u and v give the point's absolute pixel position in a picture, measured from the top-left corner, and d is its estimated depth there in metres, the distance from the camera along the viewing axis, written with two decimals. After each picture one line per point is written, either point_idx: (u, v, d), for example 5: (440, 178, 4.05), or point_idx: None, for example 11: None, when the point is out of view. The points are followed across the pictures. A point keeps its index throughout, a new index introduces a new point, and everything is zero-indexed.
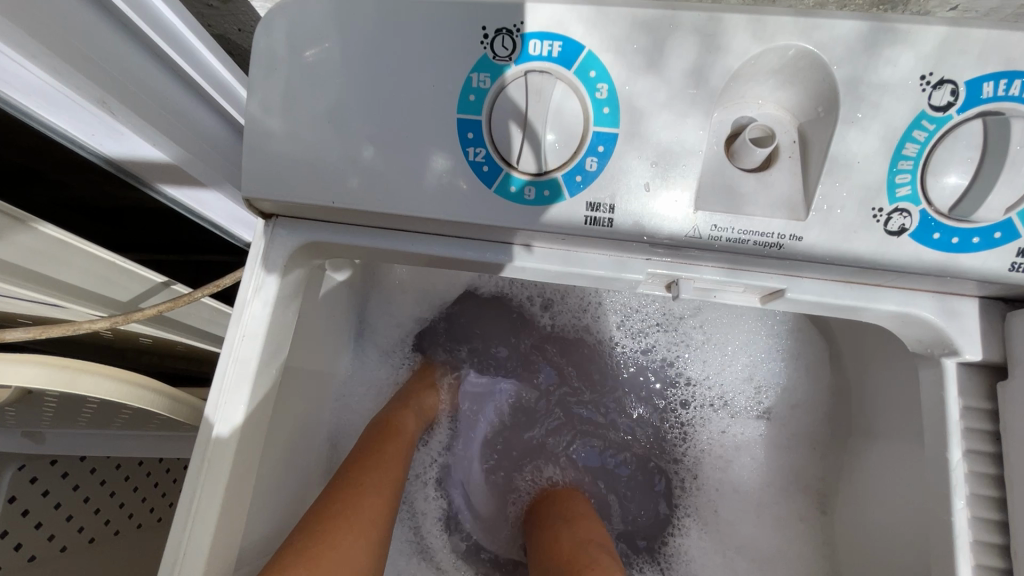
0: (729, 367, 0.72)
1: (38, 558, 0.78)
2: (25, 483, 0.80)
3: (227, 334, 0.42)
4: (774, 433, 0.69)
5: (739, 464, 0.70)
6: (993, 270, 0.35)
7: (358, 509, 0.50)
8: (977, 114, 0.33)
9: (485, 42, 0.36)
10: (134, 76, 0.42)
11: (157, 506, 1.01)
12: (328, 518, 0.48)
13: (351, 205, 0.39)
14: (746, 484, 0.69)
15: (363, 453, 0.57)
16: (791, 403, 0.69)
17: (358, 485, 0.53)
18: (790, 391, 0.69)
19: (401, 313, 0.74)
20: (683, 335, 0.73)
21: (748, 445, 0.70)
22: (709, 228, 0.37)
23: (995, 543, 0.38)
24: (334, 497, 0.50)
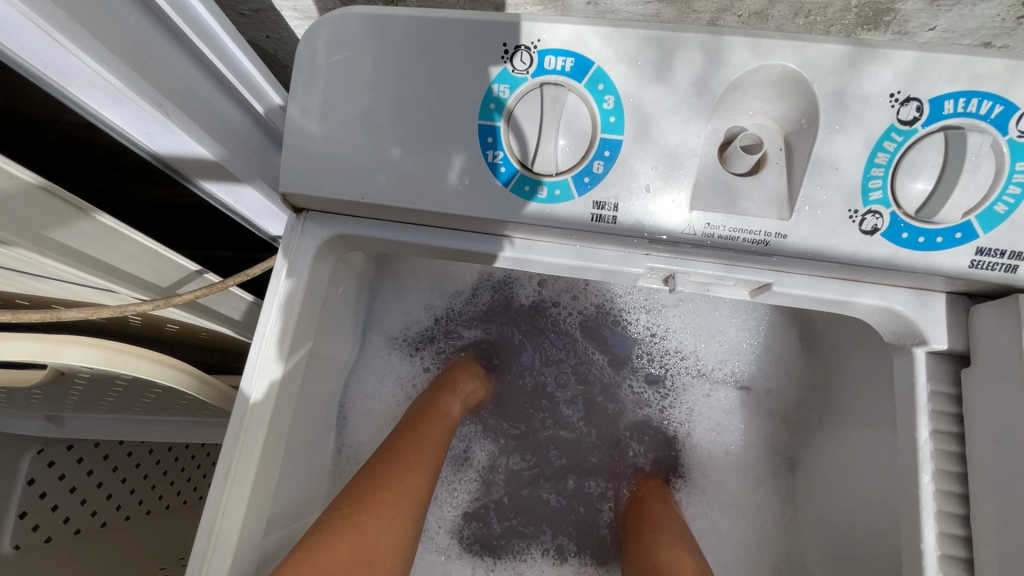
0: (711, 345, 0.76)
1: (54, 540, 0.82)
2: (43, 467, 0.84)
3: (262, 316, 0.46)
4: (750, 405, 0.74)
5: (721, 432, 0.74)
6: (954, 266, 0.40)
7: (400, 479, 0.55)
8: (940, 128, 0.37)
9: (505, 56, 0.40)
10: (179, 79, 0.46)
11: (165, 494, 1.02)
12: (371, 491, 0.52)
13: (380, 200, 0.43)
14: (731, 449, 0.73)
15: (405, 431, 0.61)
16: (764, 385, 0.74)
17: (400, 458, 0.57)
18: (762, 375, 0.74)
19: (411, 300, 0.77)
20: (668, 317, 0.77)
21: (726, 412, 0.75)
22: (703, 226, 0.41)
23: (958, 513, 0.42)
24: (378, 469, 0.55)
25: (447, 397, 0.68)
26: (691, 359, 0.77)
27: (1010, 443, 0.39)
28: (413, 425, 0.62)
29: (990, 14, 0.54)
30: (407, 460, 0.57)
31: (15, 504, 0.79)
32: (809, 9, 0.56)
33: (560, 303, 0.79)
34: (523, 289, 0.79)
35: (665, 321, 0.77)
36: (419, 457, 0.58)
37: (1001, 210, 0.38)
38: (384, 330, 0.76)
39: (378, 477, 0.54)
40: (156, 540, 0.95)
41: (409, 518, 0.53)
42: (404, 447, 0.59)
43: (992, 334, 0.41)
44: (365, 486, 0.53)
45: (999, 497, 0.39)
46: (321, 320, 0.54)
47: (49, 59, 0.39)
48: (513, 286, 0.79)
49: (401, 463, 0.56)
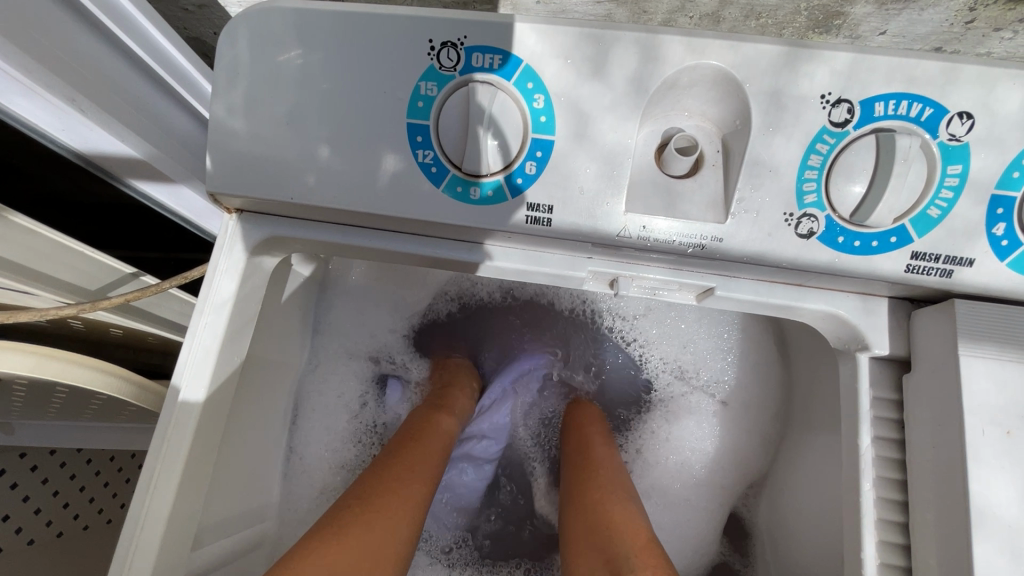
0: (684, 353, 0.75)
1: (4, 550, 0.78)
2: None
3: (192, 321, 0.45)
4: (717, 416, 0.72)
5: (686, 436, 0.73)
6: (892, 270, 0.39)
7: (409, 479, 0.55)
8: (871, 130, 0.37)
9: (432, 53, 0.39)
10: (104, 74, 0.44)
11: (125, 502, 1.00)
12: (375, 489, 0.52)
13: (309, 201, 0.41)
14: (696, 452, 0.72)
15: (406, 441, 0.61)
16: (744, 399, 0.71)
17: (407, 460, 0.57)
18: (740, 388, 0.71)
19: (373, 322, 0.75)
20: (642, 329, 0.77)
21: (694, 415, 0.74)
22: (638, 229, 0.40)
23: (897, 521, 0.41)
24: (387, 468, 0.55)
25: (443, 415, 0.68)
26: (662, 365, 0.76)
27: (945, 450, 0.38)
28: (411, 431, 0.63)
29: (939, 19, 0.54)
30: (414, 464, 0.57)
31: None
32: (760, 12, 0.56)
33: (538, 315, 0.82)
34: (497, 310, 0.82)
35: (640, 332, 0.77)
36: (423, 463, 0.58)
37: (934, 214, 0.38)
38: (344, 342, 0.73)
39: (385, 478, 0.54)
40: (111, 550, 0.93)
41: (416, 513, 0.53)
42: (407, 456, 0.58)
43: (931, 340, 0.41)
44: (368, 490, 0.52)
45: (938, 505, 0.38)
46: (260, 326, 0.53)
47: None
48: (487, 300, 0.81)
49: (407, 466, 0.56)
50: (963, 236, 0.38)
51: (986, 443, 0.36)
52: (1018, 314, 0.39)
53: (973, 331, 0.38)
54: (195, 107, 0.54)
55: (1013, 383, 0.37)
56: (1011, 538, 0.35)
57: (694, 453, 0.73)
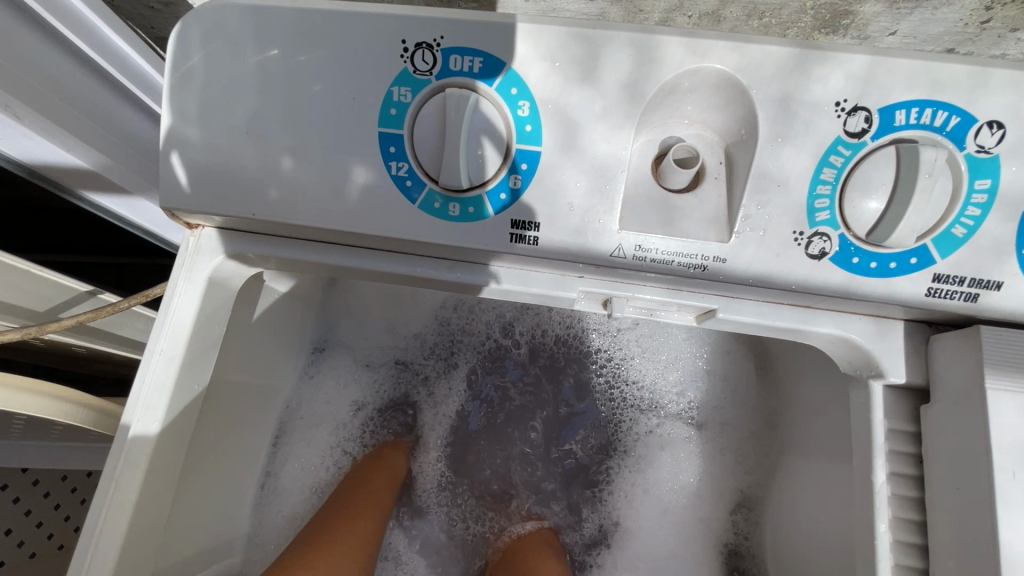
0: (663, 375, 0.70)
1: None
2: None
3: (145, 353, 0.41)
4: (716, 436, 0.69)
5: (665, 464, 0.68)
6: (911, 294, 0.35)
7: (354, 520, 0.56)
8: (891, 141, 0.33)
9: (405, 55, 0.35)
10: (44, 76, 0.40)
11: None
12: (325, 534, 0.53)
13: (271, 217, 0.38)
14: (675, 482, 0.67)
15: (355, 481, 0.62)
16: (719, 420, 0.68)
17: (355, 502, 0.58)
18: (717, 408, 0.69)
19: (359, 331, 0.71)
20: (622, 347, 0.71)
21: (669, 443, 0.69)
22: (633, 248, 0.37)
23: (915, 567, 0.38)
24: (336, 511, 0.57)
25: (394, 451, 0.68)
26: (640, 386, 0.71)
27: (970, 493, 0.34)
28: (358, 487, 0.60)
29: (954, 18, 0.51)
30: (361, 504, 0.58)
31: None
32: (763, 10, 0.52)
33: (507, 328, 0.74)
34: (488, 322, 0.73)
35: (620, 351, 0.71)
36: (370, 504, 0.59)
37: (959, 233, 0.34)
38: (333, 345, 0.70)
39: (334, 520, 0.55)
40: None
41: (359, 567, 0.52)
42: (358, 497, 0.59)
43: (953, 370, 0.37)
44: (317, 538, 0.52)
45: (961, 554, 0.34)
46: (226, 348, 0.49)
47: None
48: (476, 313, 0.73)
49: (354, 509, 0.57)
50: (991, 258, 0.34)
51: (1017, 487, 0.33)
52: None
53: (1000, 361, 0.35)
54: (148, 104, 0.50)
55: None
56: None
57: (670, 491, 0.67)
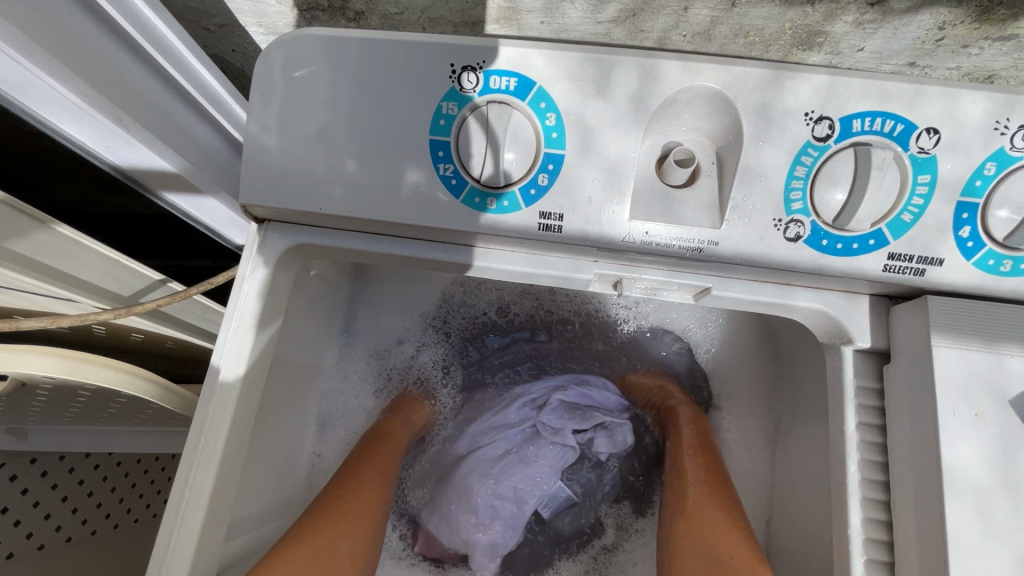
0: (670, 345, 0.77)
1: (16, 556, 0.80)
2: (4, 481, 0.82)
3: (221, 332, 0.47)
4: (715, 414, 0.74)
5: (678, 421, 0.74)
6: (871, 269, 0.43)
7: (356, 491, 0.58)
8: (850, 144, 0.41)
9: (452, 76, 0.42)
10: (141, 93, 0.47)
11: (133, 507, 1.03)
12: (329, 504, 0.56)
13: (337, 211, 0.45)
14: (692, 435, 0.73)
15: (357, 457, 0.64)
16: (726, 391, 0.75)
17: (354, 476, 0.60)
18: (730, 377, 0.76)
19: (391, 320, 0.78)
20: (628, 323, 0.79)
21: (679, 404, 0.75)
22: (641, 235, 0.44)
23: (880, 499, 0.45)
24: (339, 483, 0.59)
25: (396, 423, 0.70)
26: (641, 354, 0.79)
27: (922, 432, 0.42)
28: (360, 462, 0.63)
29: (913, 37, 0.59)
30: (363, 476, 0.61)
31: None
32: (748, 30, 0.60)
33: (516, 306, 0.81)
34: (489, 301, 0.81)
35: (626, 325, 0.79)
36: (371, 475, 0.62)
37: (908, 218, 0.42)
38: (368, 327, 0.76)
39: (333, 494, 0.57)
40: (119, 553, 0.95)
41: (363, 537, 0.55)
42: (359, 471, 0.61)
43: (907, 333, 0.45)
44: (322, 512, 0.55)
45: (916, 482, 0.42)
46: (283, 328, 0.55)
47: (7, 77, 0.40)
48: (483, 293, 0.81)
49: (355, 481, 0.60)
50: (933, 237, 0.42)
51: (957, 423, 0.40)
52: (982, 309, 0.43)
53: (944, 323, 0.42)
54: (230, 132, 0.57)
55: (980, 370, 0.41)
56: (980, 508, 0.39)
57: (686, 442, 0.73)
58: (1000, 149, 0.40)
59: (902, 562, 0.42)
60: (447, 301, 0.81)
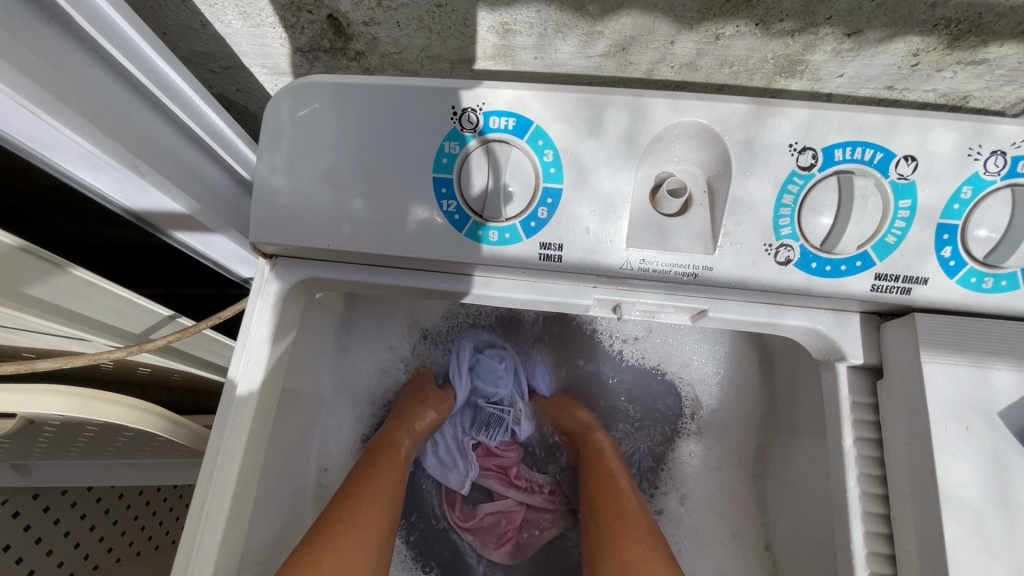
0: (679, 363, 0.78)
1: None
2: (7, 518, 0.83)
3: (233, 362, 0.48)
4: (707, 433, 0.75)
5: (686, 447, 0.76)
6: (859, 290, 0.45)
7: (355, 516, 0.54)
8: (834, 172, 0.43)
9: (454, 117, 0.44)
10: (151, 139, 0.48)
11: (135, 541, 1.02)
12: (328, 532, 0.51)
13: (345, 247, 0.46)
14: (697, 458, 0.75)
15: (360, 473, 0.60)
16: (714, 415, 0.75)
17: (354, 496, 0.56)
18: (718, 405, 0.75)
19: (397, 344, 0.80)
20: (639, 348, 0.81)
21: (689, 428, 0.77)
22: (639, 261, 0.46)
23: (880, 513, 0.46)
24: (342, 505, 0.55)
25: (400, 430, 0.68)
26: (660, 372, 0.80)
27: (917, 447, 0.43)
28: (365, 473, 0.60)
29: (889, 63, 0.62)
30: (363, 498, 0.56)
31: None
32: (732, 61, 0.62)
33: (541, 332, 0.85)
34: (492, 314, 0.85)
35: (640, 349, 0.81)
36: (376, 493, 0.58)
37: (891, 240, 0.43)
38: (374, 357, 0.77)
39: (337, 518, 0.53)
40: None
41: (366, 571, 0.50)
42: (364, 487, 0.58)
43: (898, 350, 0.46)
44: (316, 541, 0.50)
45: (914, 496, 0.43)
46: (292, 360, 0.57)
47: (27, 132, 0.42)
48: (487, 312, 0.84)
49: (356, 499, 0.56)
50: (916, 258, 0.44)
51: (949, 438, 0.42)
52: (968, 324, 0.45)
53: (932, 339, 0.44)
54: (239, 171, 0.59)
55: (969, 385, 0.43)
56: (976, 520, 0.40)
57: (694, 463, 0.74)
58: (975, 174, 0.42)
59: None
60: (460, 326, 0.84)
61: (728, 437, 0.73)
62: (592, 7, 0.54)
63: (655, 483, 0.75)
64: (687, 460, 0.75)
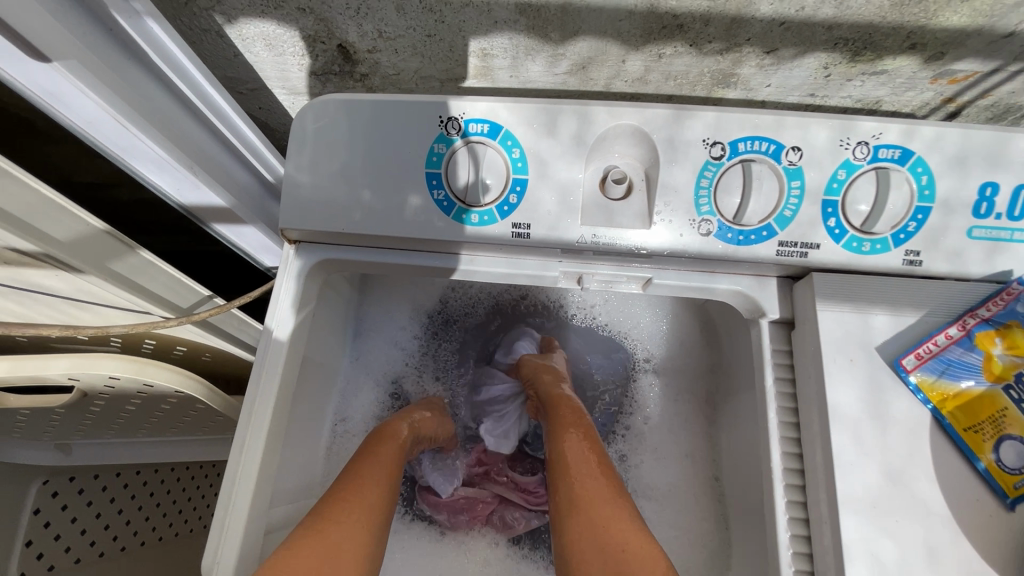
0: (635, 325, 0.90)
1: (55, 569, 0.87)
2: (47, 497, 0.91)
3: (265, 329, 0.60)
4: (664, 381, 0.87)
5: (646, 392, 0.88)
6: (767, 254, 0.56)
7: (356, 490, 0.65)
8: (739, 161, 0.55)
9: (441, 124, 0.56)
10: (202, 147, 0.60)
11: (157, 526, 1.08)
12: (332, 502, 0.63)
13: (356, 230, 0.58)
14: (656, 401, 0.87)
15: (361, 455, 0.71)
16: (672, 370, 0.87)
17: (354, 474, 0.68)
18: (670, 356, 0.87)
19: (397, 323, 0.89)
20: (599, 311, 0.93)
21: (648, 377, 0.89)
22: (591, 236, 0.57)
23: (792, 437, 0.56)
24: (345, 482, 0.66)
25: (395, 421, 0.79)
26: (621, 334, 0.92)
27: (814, 377, 0.54)
28: (365, 455, 0.71)
29: (805, 73, 0.74)
30: (363, 475, 0.68)
31: (22, 532, 0.85)
32: (675, 75, 0.75)
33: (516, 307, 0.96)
34: (476, 292, 0.93)
35: (601, 313, 0.93)
36: (374, 471, 0.69)
37: (788, 214, 0.55)
38: (380, 335, 0.88)
39: (339, 491, 0.65)
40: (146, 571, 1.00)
41: (365, 535, 0.61)
42: (364, 467, 0.69)
43: (802, 303, 0.57)
44: (323, 509, 0.61)
45: (814, 416, 0.53)
46: (311, 332, 0.68)
47: (118, 141, 0.54)
48: (473, 292, 0.92)
49: (356, 476, 0.67)
50: (809, 228, 0.55)
51: (836, 367, 0.52)
52: (856, 279, 0.55)
53: (825, 291, 0.55)
54: (265, 174, 0.70)
55: (853, 327, 0.54)
56: (857, 430, 0.50)
57: (654, 406, 0.87)
58: (847, 160, 0.54)
59: (810, 483, 0.53)
60: (449, 305, 0.93)
61: (686, 396, 0.84)
62: (554, 35, 0.67)
63: (623, 425, 0.88)
64: (649, 404, 0.87)
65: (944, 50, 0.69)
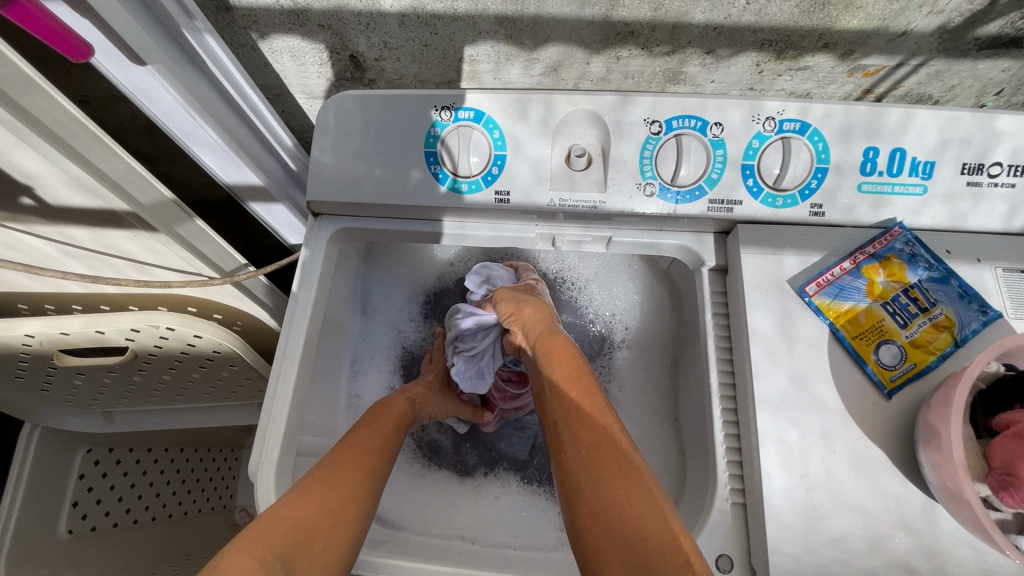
0: (606, 284, 1.05)
1: (98, 529, 1.00)
2: (90, 464, 1.05)
3: (295, 285, 0.73)
4: (631, 334, 1.02)
5: (615, 343, 1.03)
6: (699, 210, 0.69)
7: (357, 450, 0.69)
8: (673, 135, 0.68)
9: (436, 112, 0.70)
10: (247, 136, 0.74)
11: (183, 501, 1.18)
12: (336, 458, 0.66)
13: (368, 199, 0.72)
14: (623, 350, 1.02)
15: (361, 423, 0.76)
16: (640, 326, 1.01)
17: (355, 436, 0.72)
18: (635, 312, 1.02)
19: (401, 292, 1.03)
20: (576, 274, 1.06)
21: (618, 329, 1.04)
22: (559, 201, 0.71)
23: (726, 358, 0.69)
24: (346, 443, 0.70)
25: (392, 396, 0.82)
26: (595, 294, 1.06)
27: (739, 306, 0.67)
28: (365, 423, 0.75)
29: (740, 70, 0.89)
30: (364, 437, 0.72)
31: (70, 494, 0.99)
32: (632, 74, 0.89)
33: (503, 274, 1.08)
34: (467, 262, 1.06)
35: (578, 275, 1.06)
36: (373, 435, 0.73)
37: (715, 177, 0.69)
38: (385, 301, 1.02)
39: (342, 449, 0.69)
40: (177, 535, 1.11)
41: (364, 488, 0.65)
42: (363, 431, 0.73)
43: (731, 251, 0.71)
44: (326, 464, 0.65)
45: (739, 338, 0.66)
46: (331, 291, 0.82)
47: (185, 129, 0.69)
48: (464, 262, 1.05)
49: (355, 439, 0.71)
50: (731, 188, 0.69)
51: (755, 296, 0.65)
52: (772, 229, 0.68)
53: (747, 238, 0.68)
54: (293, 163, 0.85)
55: (768, 265, 0.67)
56: (771, 344, 0.63)
57: (622, 355, 1.02)
58: (759, 132, 0.68)
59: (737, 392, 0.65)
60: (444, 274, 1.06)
61: (654, 348, 0.98)
62: (529, 42, 0.81)
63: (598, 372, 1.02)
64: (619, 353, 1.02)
65: (852, 48, 0.83)
